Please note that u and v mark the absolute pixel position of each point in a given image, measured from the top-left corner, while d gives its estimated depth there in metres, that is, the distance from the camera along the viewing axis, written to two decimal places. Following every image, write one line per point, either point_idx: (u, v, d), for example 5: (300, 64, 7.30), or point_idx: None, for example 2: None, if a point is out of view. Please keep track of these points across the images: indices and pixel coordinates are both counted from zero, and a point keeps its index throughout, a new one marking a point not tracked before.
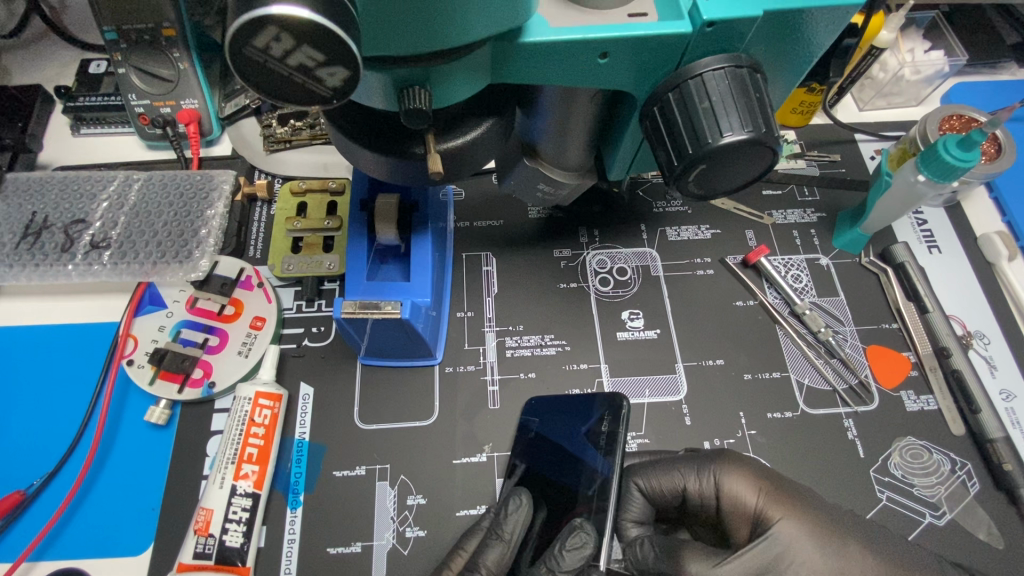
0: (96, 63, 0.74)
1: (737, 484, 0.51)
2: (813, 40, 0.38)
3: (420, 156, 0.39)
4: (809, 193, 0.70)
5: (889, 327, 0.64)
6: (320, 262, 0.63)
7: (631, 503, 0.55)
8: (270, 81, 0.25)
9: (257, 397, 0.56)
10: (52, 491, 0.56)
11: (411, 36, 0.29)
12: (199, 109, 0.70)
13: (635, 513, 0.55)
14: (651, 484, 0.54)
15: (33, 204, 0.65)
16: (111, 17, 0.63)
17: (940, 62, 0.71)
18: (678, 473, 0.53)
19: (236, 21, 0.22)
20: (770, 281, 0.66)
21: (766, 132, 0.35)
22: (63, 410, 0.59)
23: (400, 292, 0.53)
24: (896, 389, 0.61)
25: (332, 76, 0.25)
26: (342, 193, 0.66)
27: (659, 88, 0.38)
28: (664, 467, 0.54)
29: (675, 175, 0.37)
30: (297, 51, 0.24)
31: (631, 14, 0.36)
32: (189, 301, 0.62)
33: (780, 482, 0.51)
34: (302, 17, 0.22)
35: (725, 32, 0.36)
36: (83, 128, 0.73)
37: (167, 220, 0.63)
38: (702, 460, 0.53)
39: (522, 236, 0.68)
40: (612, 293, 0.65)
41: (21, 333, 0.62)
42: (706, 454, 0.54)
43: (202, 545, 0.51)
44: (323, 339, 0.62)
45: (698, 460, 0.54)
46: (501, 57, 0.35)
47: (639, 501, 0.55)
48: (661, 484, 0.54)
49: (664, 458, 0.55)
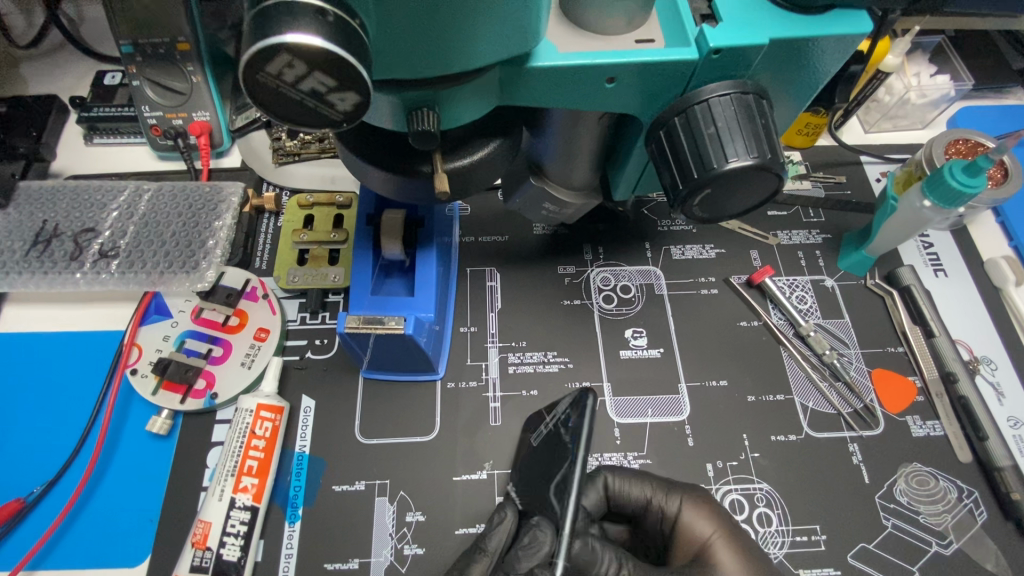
0: (111, 75, 0.75)
1: (695, 512, 0.52)
2: (819, 67, 0.39)
3: (427, 175, 0.40)
4: (814, 214, 0.70)
5: (894, 350, 0.64)
6: (324, 275, 0.63)
7: (591, 489, 0.54)
8: (282, 103, 0.25)
9: (258, 410, 0.56)
10: (51, 500, 0.56)
11: (420, 60, 0.29)
12: (210, 122, 0.71)
13: (592, 502, 0.54)
14: (619, 484, 0.54)
15: (44, 212, 0.66)
16: (127, 32, 0.65)
17: (947, 87, 0.71)
18: (643, 484, 0.54)
19: (250, 49, 0.23)
20: (774, 302, 0.66)
21: (771, 158, 0.35)
22: (66, 417, 0.59)
23: (404, 307, 0.53)
24: (902, 414, 0.61)
25: (343, 101, 0.25)
26: (348, 206, 0.67)
27: (666, 112, 0.38)
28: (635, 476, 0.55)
29: (679, 198, 0.38)
30: (309, 77, 0.24)
31: (638, 40, 0.36)
32: (194, 311, 0.62)
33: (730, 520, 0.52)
34: (315, 46, 0.23)
35: (731, 59, 0.36)
36: (96, 138, 0.74)
37: (176, 231, 0.64)
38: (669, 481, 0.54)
39: (526, 252, 0.68)
40: (616, 311, 0.65)
41: (28, 339, 0.63)
42: (679, 482, 0.55)
43: (199, 558, 0.50)
44: (326, 352, 0.62)
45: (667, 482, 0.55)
46: (509, 81, 0.36)
47: (600, 493, 0.54)
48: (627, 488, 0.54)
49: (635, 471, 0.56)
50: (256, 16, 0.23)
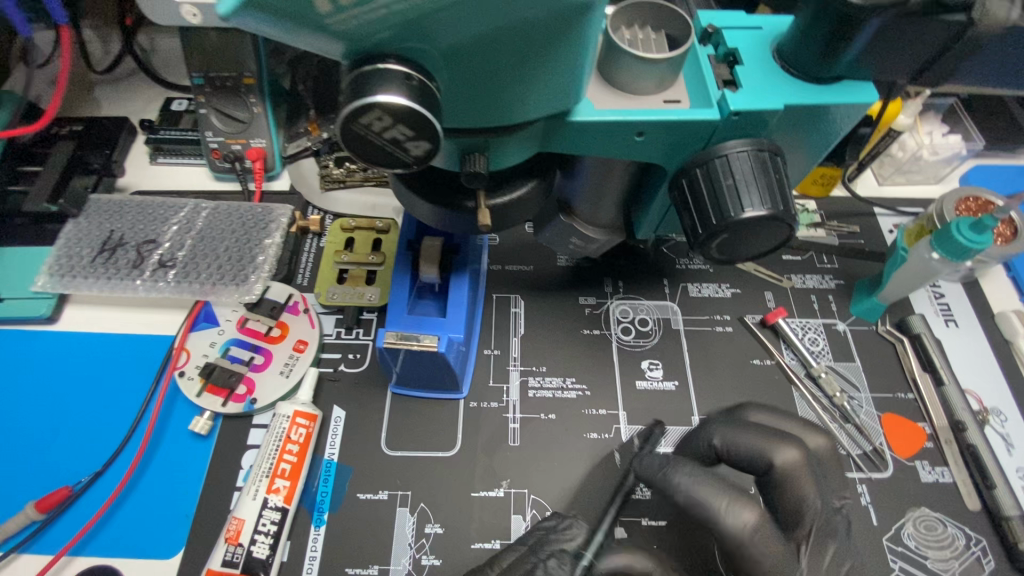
0: (178, 102, 0.83)
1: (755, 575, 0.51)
2: (829, 129, 0.43)
3: (470, 209, 0.44)
4: (828, 260, 0.74)
5: (904, 396, 0.66)
6: (361, 294, 0.68)
7: (761, 443, 0.53)
8: (366, 147, 0.30)
9: (295, 416, 0.59)
10: (96, 490, 0.60)
11: (481, 114, 0.34)
12: (265, 148, 0.77)
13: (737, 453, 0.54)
14: (789, 464, 0.51)
15: (112, 223, 0.72)
16: (200, 66, 0.72)
17: (958, 146, 0.75)
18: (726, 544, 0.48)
19: (348, 105, 0.27)
20: (787, 343, 0.68)
21: (783, 210, 0.39)
22: (114, 413, 0.63)
23: (436, 327, 0.57)
24: (911, 459, 0.62)
25: (417, 148, 0.30)
26: (387, 231, 0.72)
27: (688, 163, 0.42)
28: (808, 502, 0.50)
29: (699, 241, 0.41)
30: (393, 128, 0.29)
31: (666, 100, 0.41)
32: (240, 321, 0.67)
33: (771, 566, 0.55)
34: (399, 104, 0.27)
35: (748, 121, 0.40)
36: (160, 157, 0.81)
37: (229, 246, 0.70)
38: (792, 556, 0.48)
39: (551, 282, 0.72)
40: (633, 343, 0.68)
41: (85, 338, 0.68)
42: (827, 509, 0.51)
43: (231, 553, 0.54)
44: (358, 366, 0.66)
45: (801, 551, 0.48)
46: (551, 131, 0.40)
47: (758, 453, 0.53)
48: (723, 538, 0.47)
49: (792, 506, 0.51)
50: (354, 78, 0.28)
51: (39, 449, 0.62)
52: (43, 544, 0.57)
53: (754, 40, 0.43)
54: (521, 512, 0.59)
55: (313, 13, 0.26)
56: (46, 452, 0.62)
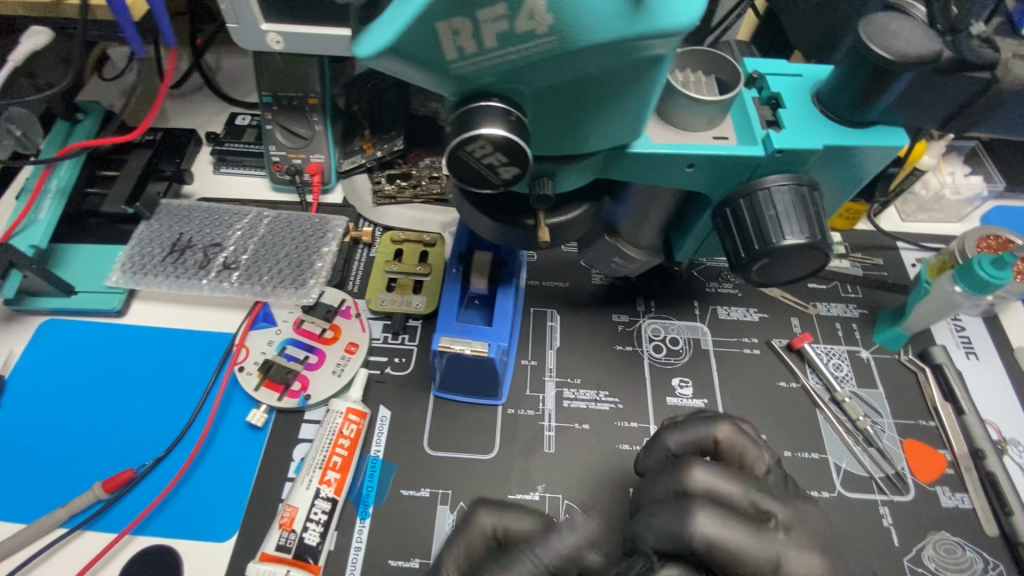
0: (242, 118, 0.89)
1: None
2: (862, 168, 0.47)
3: (530, 226, 0.48)
4: (852, 290, 0.77)
5: (926, 424, 0.68)
6: (409, 302, 0.73)
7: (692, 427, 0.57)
8: (464, 170, 0.35)
9: (348, 413, 0.64)
10: (158, 474, 0.64)
11: (557, 143, 0.39)
12: (323, 163, 0.82)
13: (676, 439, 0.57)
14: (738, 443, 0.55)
15: (181, 226, 0.78)
16: (269, 85, 0.79)
17: (980, 187, 0.78)
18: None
19: (457, 136, 0.32)
20: (813, 367, 0.71)
21: (820, 239, 0.43)
22: (176, 402, 0.68)
23: (484, 335, 0.61)
24: (932, 484, 0.65)
25: (508, 172, 0.35)
26: (433, 245, 0.77)
27: (732, 194, 0.47)
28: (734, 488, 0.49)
29: (741, 264, 0.45)
30: (491, 155, 0.33)
31: (715, 137, 0.45)
32: (296, 322, 0.71)
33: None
34: (499, 136, 0.32)
35: (790, 158, 0.45)
36: (223, 167, 0.86)
37: (289, 252, 0.75)
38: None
39: (586, 299, 0.76)
40: (664, 360, 0.72)
41: (151, 332, 0.72)
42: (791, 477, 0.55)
43: (285, 539, 0.57)
44: (404, 369, 0.70)
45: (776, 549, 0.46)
46: (611, 161, 0.45)
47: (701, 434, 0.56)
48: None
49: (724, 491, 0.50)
50: (461, 113, 0.33)
51: (105, 433, 0.66)
52: (107, 523, 0.61)
53: (795, 86, 0.47)
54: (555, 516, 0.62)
55: (442, 59, 0.30)
56: (112, 436, 0.66)
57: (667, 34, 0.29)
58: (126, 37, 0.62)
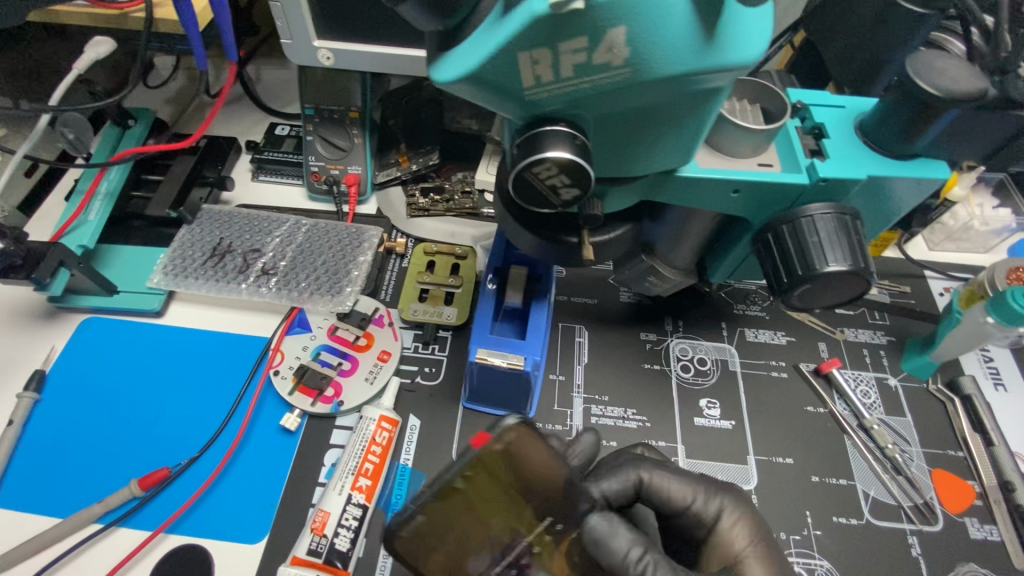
0: (281, 127, 0.91)
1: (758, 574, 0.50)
2: (903, 198, 0.48)
3: (573, 244, 0.49)
4: (879, 317, 0.77)
5: (954, 454, 0.68)
6: (440, 312, 0.74)
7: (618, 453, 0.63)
8: (527, 190, 0.36)
9: (380, 420, 0.65)
10: (192, 474, 0.65)
11: (611, 165, 0.40)
12: (360, 174, 0.84)
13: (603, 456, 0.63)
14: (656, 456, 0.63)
15: (221, 232, 0.80)
16: (313, 98, 0.82)
17: (1008, 219, 0.78)
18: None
19: (525, 159, 0.33)
20: (840, 393, 0.72)
21: (863, 267, 0.44)
22: (211, 403, 0.69)
23: (518, 349, 0.62)
24: (961, 515, 0.64)
25: (569, 193, 0.36)
26: (465, 257, 0.78)
27: (774, 220, 0.48)
28: (682, 488, 0.55)
29: (783, 288, 0.46)
30: (554, 177, 0.35)
31: (760, 164, 0.47)
32: (330, 329, 0.73)
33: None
34: (565, 159, 0.33)
35: (835, 187, 0.46)
36: (262, 175, 0.88)
37: (326, 260, 0.77)
38: (721, 532, 0.53)
39: (614, 317, 0.77)
40: (692, 380, 0.72)
41: (189, 334, 0.74)
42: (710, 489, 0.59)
43: (316, 543, 0.58)
44: (434, 379, 0.71)
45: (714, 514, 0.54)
46: (657, 185, 0.46)
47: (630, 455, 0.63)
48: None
49: (672, 492, 0.55)
50: (528, 136, 0.34)
51: (142, 431, 0.68)
52: (141, 521, 0.62)
53: (839, 117, 0.49)
54: None
55: (519, 86, 0.31)
56: (148, 434, 0.67)
57: (736, 67, 0.30)
58: (191, 48, 0.65)
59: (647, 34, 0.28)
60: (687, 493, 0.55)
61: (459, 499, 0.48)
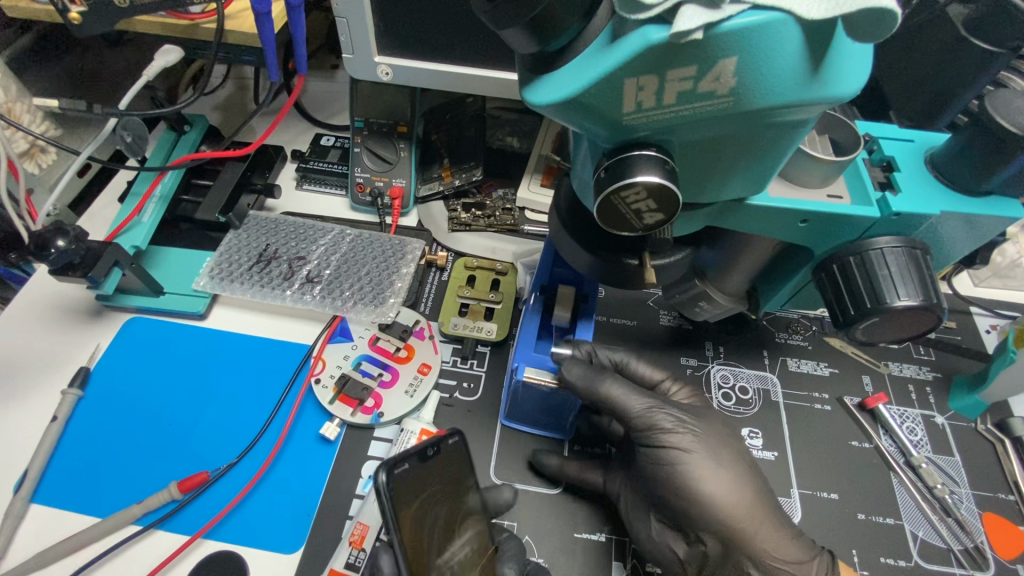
0: (327, 138, 0.91)
1: (731, 470, 0.58)
2: (966, 238, 0.48)
3: (635, 266, 0.47)
4: (925, 351, 0.76)
5: (1005, 497, 0.66)
6: (480, 328, 0.74)
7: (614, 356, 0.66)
8: (608, 212, 0.37)
9: (421, 434, 0.64)
10: (231, 479, 0.65)
11: (687, 192, 0.40)
12: (404, 187, 0.84)
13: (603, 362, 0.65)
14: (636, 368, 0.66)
15: (267, 238, 0.81)
16: (364, 112, 0.83)
17: None
18: (634, 397, 0.60)
19: (614, 184, 0.34)
20: (886, 429, 0.70)
21: (935, 302, 0.44)
22: (251, 408, 0.70)
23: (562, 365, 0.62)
24: (1014, 561, 0.62)
25: (652, 218, 0.37)
26: (505, 274, 0.78)
27: (841, 251, 0.47)
28: (652, 371, 0.66)
29: (848, 320, 0.46)
30: (642, 201, 0.35)
31: (829, 195, 0.46)
32: (371, 339, 0.73)
33: (724, 446, 0.60)
34: (653, 183, 0.33)
35: (904, 222, 0.46)
36: (306, 184, 0.88)
37: (369, 271, 0.78)
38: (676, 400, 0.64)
39: (653, 339, 0.77)
40: (734, 409, 0.71)
41: (232, 338, 0.75)
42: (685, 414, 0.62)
43: (354, 557, 0.58)
44: (472, 395, 0.71)
45: (672, 389, 0.66)
46: (725, 212, 0.46)
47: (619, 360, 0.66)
48: (619, 388, 0.59)
49: (645, 376, 0.66)
50: (617, 160, 0.34)
51: (183, 433, 0.68)
52: (179, 524, 0.62)
53: (907, 151, 0.49)
54: (622, 560, 0.61)
55: (618, 112, 0.32)
56: (189, 436, 0.68)
57: (837, 99, 0.31)
58: (264, 55, 0.66)
59: (756, 66, 0.29)
60: (657, 375, 0.67)
61: (425, 480, 0.54)
